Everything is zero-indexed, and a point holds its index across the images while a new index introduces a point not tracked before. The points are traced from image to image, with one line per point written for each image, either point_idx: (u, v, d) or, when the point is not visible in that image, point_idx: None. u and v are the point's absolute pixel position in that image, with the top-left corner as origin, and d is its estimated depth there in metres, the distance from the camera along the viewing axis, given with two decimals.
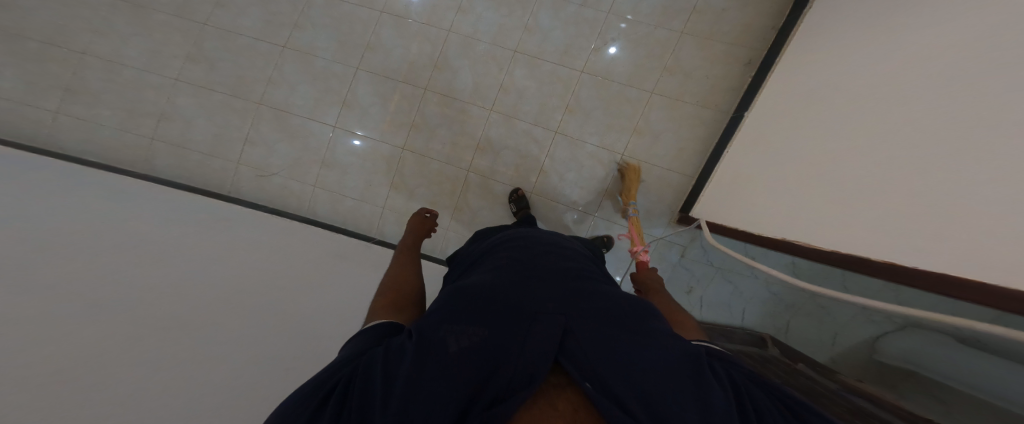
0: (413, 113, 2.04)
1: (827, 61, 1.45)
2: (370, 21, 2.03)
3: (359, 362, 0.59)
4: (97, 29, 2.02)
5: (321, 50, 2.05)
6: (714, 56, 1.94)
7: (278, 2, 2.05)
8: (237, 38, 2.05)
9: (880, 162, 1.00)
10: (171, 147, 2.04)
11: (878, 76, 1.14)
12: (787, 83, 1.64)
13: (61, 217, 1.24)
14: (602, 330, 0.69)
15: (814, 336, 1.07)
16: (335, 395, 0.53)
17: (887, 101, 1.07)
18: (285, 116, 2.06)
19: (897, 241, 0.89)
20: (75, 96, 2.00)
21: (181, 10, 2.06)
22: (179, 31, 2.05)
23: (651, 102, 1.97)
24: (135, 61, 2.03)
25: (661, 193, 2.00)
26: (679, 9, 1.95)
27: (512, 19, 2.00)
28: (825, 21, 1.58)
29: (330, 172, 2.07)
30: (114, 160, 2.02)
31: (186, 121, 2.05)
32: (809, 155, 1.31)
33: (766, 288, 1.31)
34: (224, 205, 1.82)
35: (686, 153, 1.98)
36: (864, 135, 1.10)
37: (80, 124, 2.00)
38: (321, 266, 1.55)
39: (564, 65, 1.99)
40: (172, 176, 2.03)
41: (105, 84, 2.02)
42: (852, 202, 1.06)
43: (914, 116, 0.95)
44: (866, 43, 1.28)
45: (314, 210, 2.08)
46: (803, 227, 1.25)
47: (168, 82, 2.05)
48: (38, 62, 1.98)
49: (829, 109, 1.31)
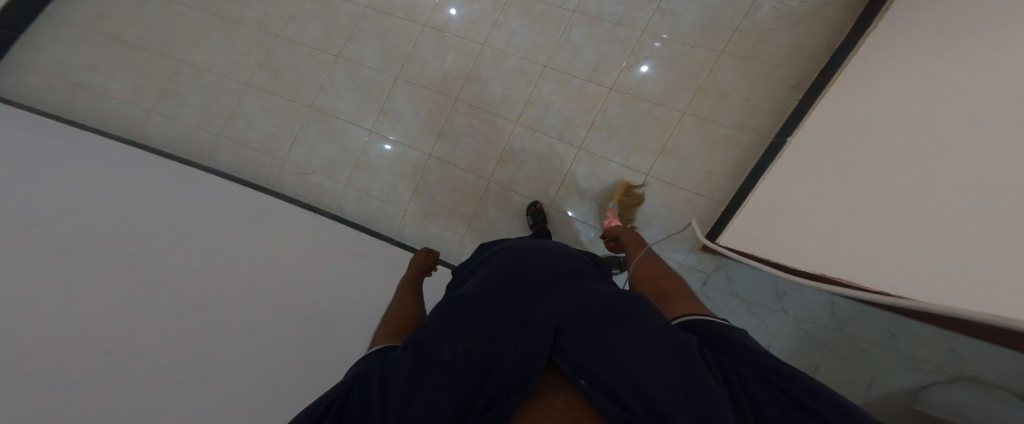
0: (444, 122, 2.11)
1: (883, 86, 1.34)
2: (413, 34, 2.15)
3: (357, 378, 0.59)
4: (197, 40, 2.28)
5: (368, 59, 2.19)
6: (755, 78, 1.86)
7: (339, 16, 2.22)
8: (301, 48, 2.24)
9: (954, 198, 0.90)
10: (233, 143, 2.23)
11: (952, 105, 1.04)
12: (830, 107, 1.54)
13: (127, 198, 1.38)
14: (594, 333, 0.67)
15: (848, 380, 1.57)
16: (336, 414, 0.52)
17: (965, 138, 0.95)
18: (330, 120, 2.20)
19: (970, 288, 0.78)
20: (167, 98, 2.26)
21: (262, 24, 2.27)
22: (258, 42, 2.26)
23: (680, 122, 1.91)
24: (219, 67, 2.27)
25: (685, 217, 1.89)
26: (719, 29, 1.89)
27: (545, 34, 2.04)
28: (883, 47, 1.47)
29: (363, 174, 2.16)
30: (183, 152, 2.23)
31: (246, 119, 2.24)
32: (861, 186, 1.18)
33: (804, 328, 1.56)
34: (264, 199, 1.98)
35: (715, 177, 1.88)
36: (938, 172, 0.97)
37: (168, 122, 2.24)
38: (343, 265, 1.61)
39: (593, 82, 1.99)
40: (230, 169, 2.21)
41: (194, 87, 2.26)
42: (914, 240, 0.95)
43: (997, 147, 0.84)
44: (935, 69, 1.17)
45: (342, 208, 2.17)
46: (842, 259, 1.13)
47: (241, 86, 2.26)
48: (146, 69, 2.27)
49: (885, 136, 1.21)
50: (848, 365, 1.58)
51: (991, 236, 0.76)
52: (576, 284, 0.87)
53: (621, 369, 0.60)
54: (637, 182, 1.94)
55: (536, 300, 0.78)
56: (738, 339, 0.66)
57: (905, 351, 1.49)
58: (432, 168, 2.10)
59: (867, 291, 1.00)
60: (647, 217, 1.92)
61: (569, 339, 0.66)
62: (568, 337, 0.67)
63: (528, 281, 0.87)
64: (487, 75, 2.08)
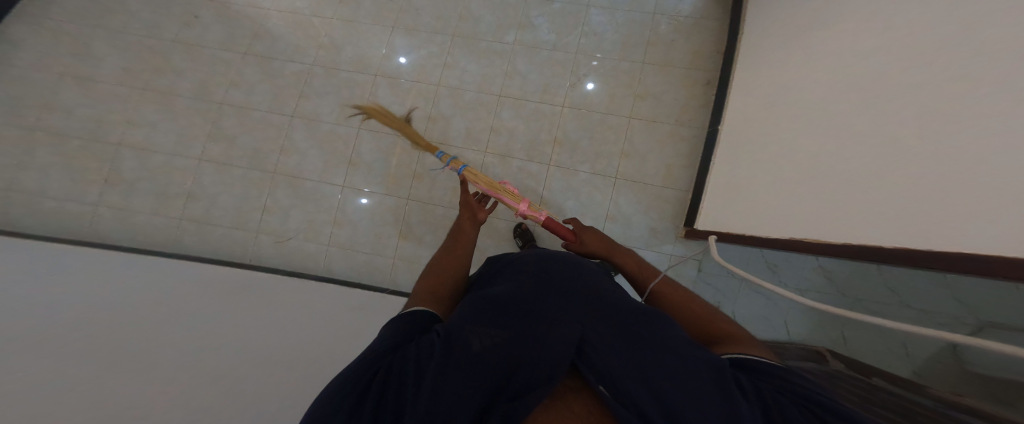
0: (413, 163, 2.14)
1: (798, 67, 1.54)
2: (366, 85, 2.20)
3: (395, 350, 0.66)
4: (130, 120, 2.20)
5: (325, 115, 2.20)
6: (677, 80, 2.09)
7: (283, 76, 2.23)
8: (250, 113, 2.21)
9: (888, 152, 1.02)
10: (197, 223, 2.14)
11: (864, 70, 1.19)
12: (744, 100, 1.80)
13: (112, 303, 1.34)
14: (629, 343, 0.71)
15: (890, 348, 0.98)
16: (374, 379, 0.59)
17: (891, 100, 1.06)
18: (297, 182, 2.16)
19: (917, 230, 0.89)
20: (113, 187, 2.14)
21: (199, 93, 2.23)
22: (200, 112, 2.21)
23: (631, 125, 2.06)
24: (164, 146, 2.18)
25: (661, 210, 2.01)
26: (636, 42, 2.12)
27: (493, 67, 2.16)
28: (775, 38, 1.73)
29: (343, 228, 2.13)
30: (145, 242, 2.11)
31: (209, 197, 2.15)
32: (822, 158, 1.28)
33: (801, 294, 1.30)
34: (247, 274, 1.89)
35: (675, 169, 2.03)
36: (879, 133, 1.07)
37: (121, 214, 2.12)
38: (338, 316, 1.55)
39: (546, 102, 2.11)
40: (200, 251, 2.11)
41: (139, 171, 2.16)
42: (866, 193, 1.07)
43: (913, 102, 0.98)
44: (837, 46, 1.36)
45: (330, 269, 2.10)
46: (813, 224, 1.25)
47: (193, 163, 2.18)
48: (81, 160, 2.15)
49: (818, 107, 1.36)
50: (878, 338, 1.00)
51: (949, 183, 0.83)
52: (609, 298, 0.91)
53: (655, 375, 0.63)
54: (608, 185, 2.04)
55: (570, 314, 0.82)
56: (783, 374, 0.65)
57: (915, 298, 0.88)
58: (410, 210, 2.11)
59: (840, 245, 1.11)
60: (628, 217, 2.01)
61: (601, 347, 0.70)
62: (603, 345, 0.70)
63: (561, 296, 0.91)
64: (447, 111, 2.15)
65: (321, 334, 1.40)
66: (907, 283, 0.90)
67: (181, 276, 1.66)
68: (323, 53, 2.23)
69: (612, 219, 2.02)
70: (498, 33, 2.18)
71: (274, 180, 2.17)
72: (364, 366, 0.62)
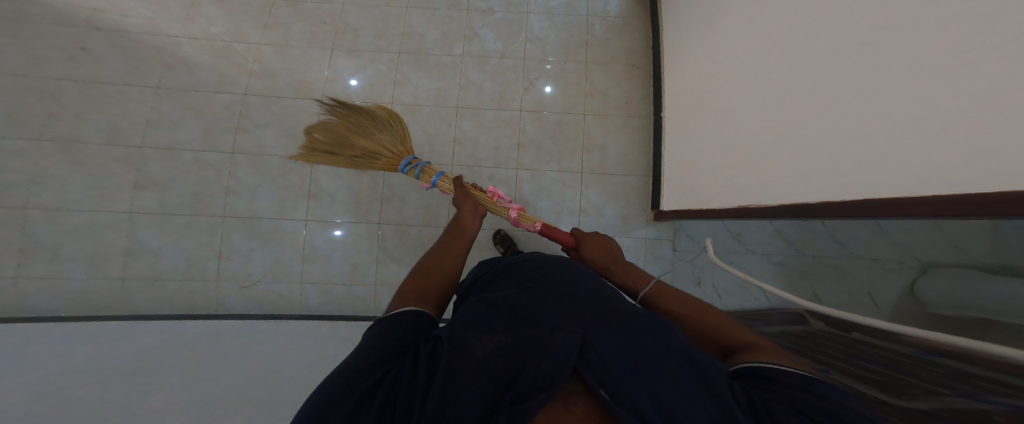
0: (378, 184, 2.07)
1: (729, 41, 1.61)
2: (313, 112, 2.10)
3: (401, 361, 0.75)
4: (31, 176, 1.89)
5: (271, 147, 2.06)
6: (619, 75, 2.23)
7: (214, 109, 2.04)
8: (182, 153, 2.01)
9: (831, 112, 1.06)
10: (143, 282, 1.95)
11: (792, 38, 1.25)
12: (677, 85, 2.00)
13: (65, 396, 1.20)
14: (644, 347, 0.77)
15: (850, 302, 1.34)
16: (384, 387, 0.69)
17: (834, 58, 1.07)
18: (255, 221, 2.02)
19: (866, 181, 0.94)
20: (30, 255, 1.88)
21: (110, 137, 1.97)
22: (116, 159, 1.96)
23: (588, 121, 2.16)
24: (81, 203, 1.92)
25: (627, 197, 2.13)
26: (578, 44, 2.23)
27: (443, 80, 2.16)
28: (689, 29, 1.92)
29: (314, 262, 2.03)
30: (83, 312, 1.89)
31: (153, 253, 1.97)
32: (786, 119, 1.25)
33: (771, 263, 1.71)
34: (217, 324, 1.76)
35: (632, 156, 2.16)
36: (841, 86, 1.04)
37: (45, 284, 1.87)
38: (331, 358, 1.51)
39: (504, 109, 2.15)
40: (153, 311, 1.93)
41: (56, 234, 1.90)
42: (816, 151, 1.12)
43: (845, 65, 1.03)
44: (763, 14, 1.41)
45: (308, 307, 2.02)
46: (773, 187, 1.30)
47: (123, 217, 1.96)
48: None
49: (756, 77, 1.42)
50: (839, 282, 1.41)
51: (933, 124, 0.77)
52: (626, 304, 0.97)
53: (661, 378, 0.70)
54: (576, 180, 2.13)
55: (585, 317, 0.87)
56: (785, 381, 0.72)
57: (862, 257, 1.36)
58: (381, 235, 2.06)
59: (801, 206, 1.17)
60: (599, 209, 2.12)
61: (614, 347, 0.75)
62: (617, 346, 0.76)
63: (578, 298, 0.96)
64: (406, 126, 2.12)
65: (319, 376, 1.38)
66: (863, 240, 1.36)
67: (144, 346, 1.51)
68: (256, 81, 2.08)
69: (585, 212, 2.11)
70: (445, 46, 2.19)
71: (225, 222, 2.01)
72: (374, 372, 0.71)
